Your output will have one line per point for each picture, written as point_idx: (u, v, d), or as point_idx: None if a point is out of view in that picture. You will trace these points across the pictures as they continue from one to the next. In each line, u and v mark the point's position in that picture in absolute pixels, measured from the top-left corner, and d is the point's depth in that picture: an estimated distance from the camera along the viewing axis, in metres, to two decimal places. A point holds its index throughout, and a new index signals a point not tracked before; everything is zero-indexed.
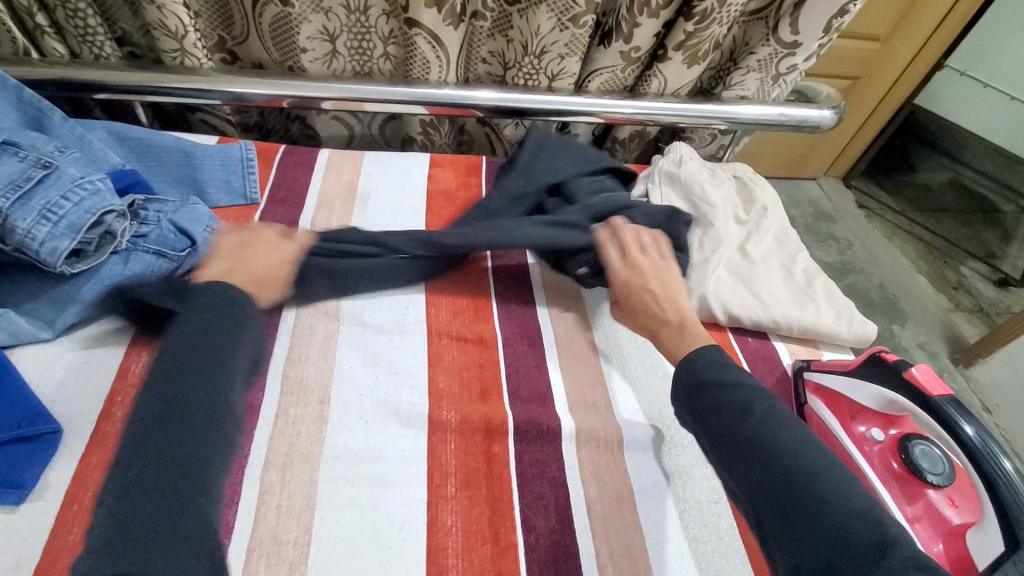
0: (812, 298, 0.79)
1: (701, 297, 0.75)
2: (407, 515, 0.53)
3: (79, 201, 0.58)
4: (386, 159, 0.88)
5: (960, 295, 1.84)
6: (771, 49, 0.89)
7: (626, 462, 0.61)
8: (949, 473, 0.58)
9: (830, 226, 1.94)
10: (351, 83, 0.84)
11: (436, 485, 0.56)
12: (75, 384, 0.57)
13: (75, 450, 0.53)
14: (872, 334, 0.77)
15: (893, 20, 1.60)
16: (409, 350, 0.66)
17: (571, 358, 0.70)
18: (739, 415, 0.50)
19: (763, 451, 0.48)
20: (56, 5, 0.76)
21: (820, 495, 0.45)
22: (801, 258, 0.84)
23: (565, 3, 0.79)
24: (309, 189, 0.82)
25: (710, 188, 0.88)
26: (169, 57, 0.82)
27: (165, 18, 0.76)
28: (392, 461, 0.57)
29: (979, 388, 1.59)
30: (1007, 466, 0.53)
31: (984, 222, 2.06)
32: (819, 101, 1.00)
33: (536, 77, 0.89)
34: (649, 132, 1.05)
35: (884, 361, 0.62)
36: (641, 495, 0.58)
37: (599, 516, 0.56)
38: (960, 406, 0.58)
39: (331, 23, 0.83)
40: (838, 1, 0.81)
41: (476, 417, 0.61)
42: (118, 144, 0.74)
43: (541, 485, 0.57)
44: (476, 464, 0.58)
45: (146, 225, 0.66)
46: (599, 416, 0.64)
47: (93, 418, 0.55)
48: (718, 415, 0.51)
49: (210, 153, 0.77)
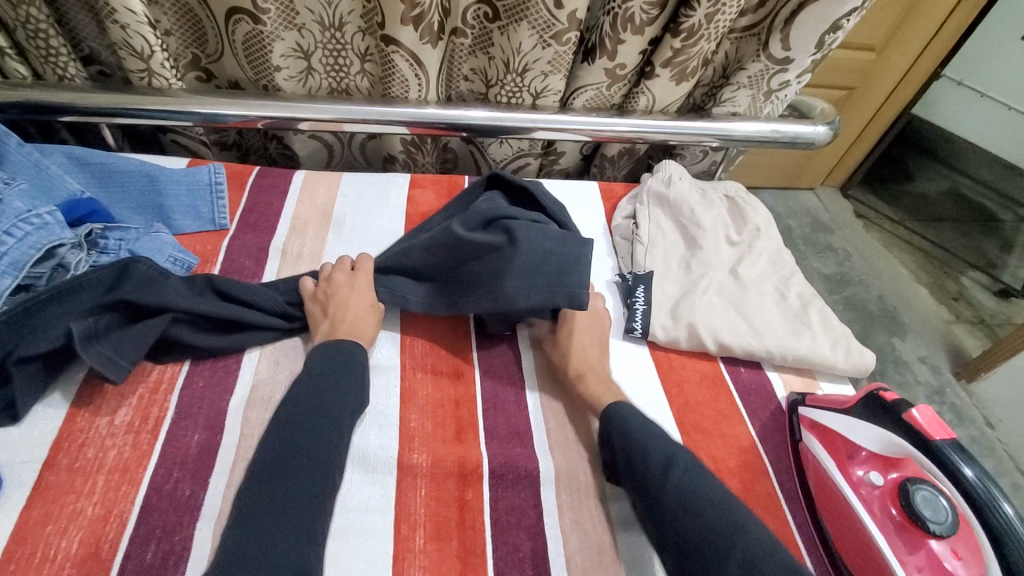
0: (807, 325, 0.75)
1: (690, 326, 0.72)
2: (370, 572, 0.49)
3: (24, 235, 0.55)
4: (370, 185, 0.85)
5: (961, 307, 1.80)
6: (761, 64, 0.86)
7: (610, 508, 0.57)
8: (952, 523, 0.53)
9: (828, 237, 1.91)
10: (327, 103, 0.81)
11: (404, 537, 0.52)
12: (19, 429, 0.54)
13: (13, 503, 0.49)
14: (871, 363, 0.74)
15: (888, 31, 1.58)
16: (382, 387, 0.63)
17: (553, 394, 0.66)
18: (663, 475, 0.52)
19: (692, 504, 0.49)
20: (17, 26, 0.73)
21: (740, 553, 0.45)
22: (795, 282, 0.81)
23: (546, 18, 0.76)
24: (281, 213, 0.78)
25: (700, 209, 0.85)
26: (136, 78, 0.79)
27: (130, 37, 0.73)
28: (358, 511, 0.53)
29: (983, 403, 1.54)
30: (1007, 509, 0.50)
31: (984, 232, 2.03)
32: (814, 117, 0.97)
33: (520, 95, 0.86)
34: (638, 149, 1.01)
35: (884, 401, 0.59)
36: (624, 545, 0.55)
37: (579, 569, 0.53)
38: (962, 449, 0.55)
39: (305, 40, 0.81)
40: (829, 17, 0.78)
41: (449, 460, 0.57)
42: (79, 170, 0.71)
43: (517, 536, 0.54)
44: (447, 513, 0.54)
45: (105, 255, 0.64)
46: (580, 457, 0.60)
47: (37, 467, 0.52)
48: (638, 476, 0.53)
49: (177, 178, 0.74)
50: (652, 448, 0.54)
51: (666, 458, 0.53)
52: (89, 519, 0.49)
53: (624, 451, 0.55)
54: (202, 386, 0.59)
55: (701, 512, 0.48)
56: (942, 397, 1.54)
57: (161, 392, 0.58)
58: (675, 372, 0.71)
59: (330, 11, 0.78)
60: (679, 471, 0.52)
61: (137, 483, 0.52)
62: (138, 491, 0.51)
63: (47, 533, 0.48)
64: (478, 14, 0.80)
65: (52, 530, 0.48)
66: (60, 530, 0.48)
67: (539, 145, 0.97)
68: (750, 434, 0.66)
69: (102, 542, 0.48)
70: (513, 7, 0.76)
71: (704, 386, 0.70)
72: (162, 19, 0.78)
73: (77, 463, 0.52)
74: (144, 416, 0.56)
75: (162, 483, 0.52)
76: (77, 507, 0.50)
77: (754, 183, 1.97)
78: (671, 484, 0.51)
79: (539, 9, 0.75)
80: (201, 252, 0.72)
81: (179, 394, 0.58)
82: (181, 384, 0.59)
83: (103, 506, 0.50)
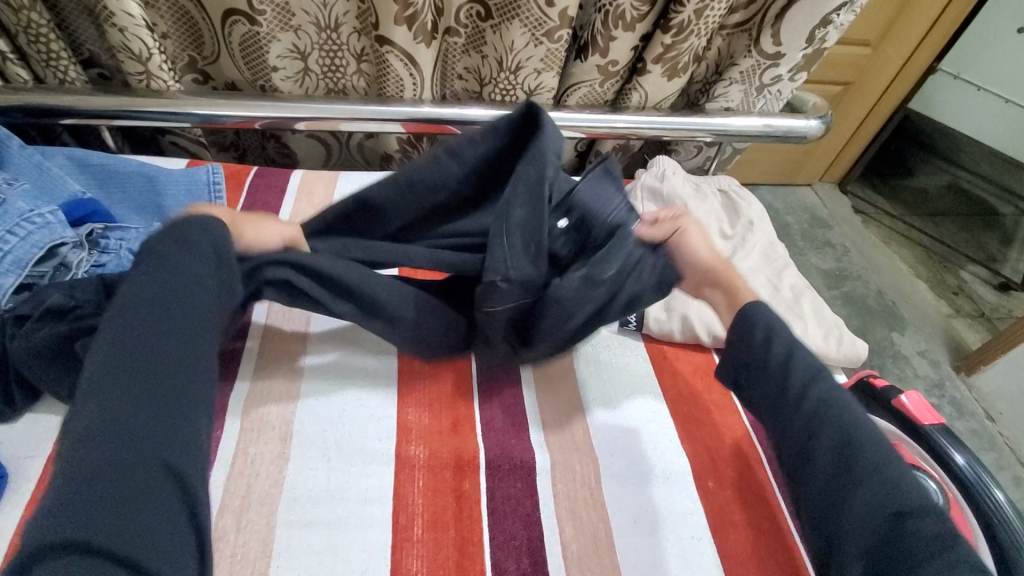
0: (800, 316, 0.76)
1: (683, 318, 0.73)
2: (369, 562, 0.50)
3: (26, 234, 0.56)
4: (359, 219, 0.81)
5: (960, 300, 1.80)
6: (753, 60, 0.86)
7: (605, 497, 0.58)
8: (942, 506, 0.53)
9: (826, 232, 1.91)
10: (323, 103, 0.82)
11: (402, 527, 0.53)
12: (23, 426, 0.55)
13: (18, 497, 0.50)
14: (864, 354, 0.74)
15: (881, 26, 1.58)
16: (379, 381, 0.63)
17: (549, 385, 0.67)
18: (799, 398, 0.54)
19: (826, 420, 0.53)
20: (18, 30, 0.74)
21: (879, 468, 0.50)
22: (789, 274, 0.82)
23: (538, 17, 0.77)
24: (279, 213, 0.79)
25: (694, 204, 0.86)
26: (135, 80, 0.80)
27: (128, 41, 0.75)
28: (356, 502, 0.54)
29: (982, 396, 1.55)
30: (999, 496, 0.52)
31: (982, 226, 2.03)
32: (807, 111, 0.97)
33: (513, 92, 0.87)
34: (633, 145, 1.02)
35: (872, 387, 0.60)
36: (619, 533, 0.55)
37: (574, 556, 0.53)
38: (950, 434, 0.56)
39: (301, 41, 0.81)
40: (819, 10, 0.79)
41: (445, 452, 0.58)
42: (79, 172, 0.72)
43: (513, 525, 0.55)
44: (444, 503, 0.55)
45: (106, 255, 0.64)
46: (576, 447, 0.61)
47: (41, 462, 0.53)
48: (775, 393, 0.56)
49: (176, 178, 0.75)
50: (794, 360, 0.56)
51: (810, 371, 0.55)
52: None
53: (762, 364, 0.57)
54: None
55: (832, 427, 0.52)
56: (942, 390, 1.54)
57: None
58: (669, 362, 0.72)
59: (326, 12, 0.79)
60: (820, 387, 0.54)
61: None
62: None
63: None
64: (471, 13, 0.81)
65: None
66: None
67: None
68: (745, 423, 0.67)
69: None
70: (505, 6, 0.77)
71: (698, 376, 0.71)
72: (159, 22, 0.79)
73: None
74: None
75: None
76: None
77: (751, 178, 1.98)
78: (810, 398, 0.54)
79: (530, 7, 0.76)
80: None
81: None
82: None
83: None
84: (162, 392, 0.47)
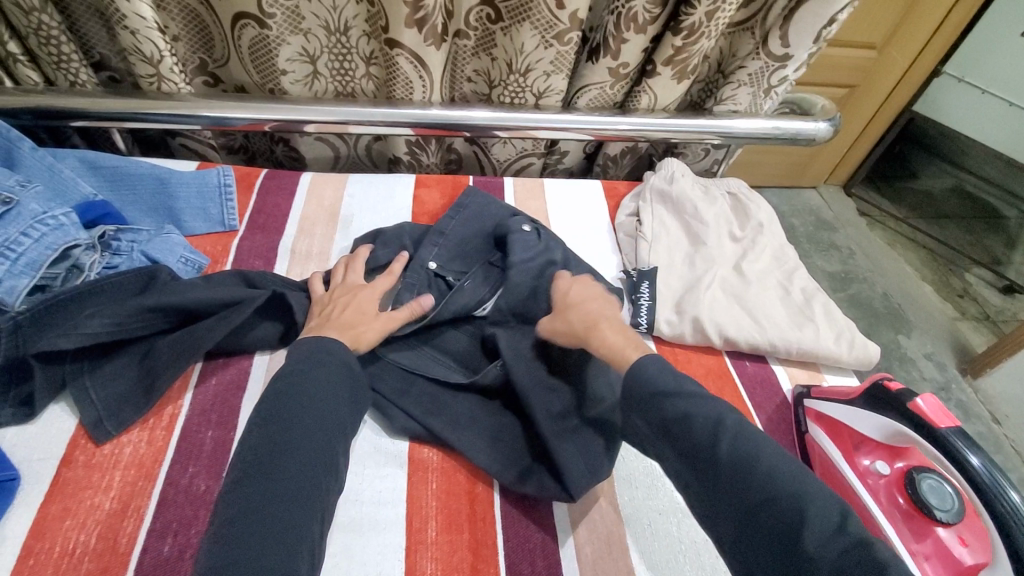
0: (811, 318, 0.76)
1: (695, 320, 0.72)
2: (384, 564, 0.50)
3: (40, 236, 0.56)
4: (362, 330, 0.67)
5: (966, 303, 1.80)
6: (762, 62, 0.86)
7: (618, 500, 0.57)
8: (959, 510, 0.54)
9: (831, 235, 1.91)
10: (333, 105, 0.82)
11: (416, 529, 0.53)
12: (37, 427, 0.55)
13: (32, 499, 0.50)
14: (875, 356, 0.74)
15: (887, 28, 1.58)
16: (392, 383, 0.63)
17: None
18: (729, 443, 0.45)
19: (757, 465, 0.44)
20: (29, 33, 0.74)
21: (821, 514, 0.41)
22: (799, 276, 0.81)
23: (548, 19, 0.77)
24: (289, 214, 0.79)
25: (703, 206, 0.86)
26: (146, 83, 0.80)
27: (140, 43, 0.75)
28: (370, 504, 0.54)
29: (989, 399, 1.54)
30: (1013, 497, 0.51)
31: (987, 229, 2.03)
32: (814, 114, 0.97)
33: (522, 95, 0.87)
34: (641, 147, 1.02)
35: (885, 391, 0.60)
36: (634, 536, 0.55)
37: (588, 559, 0.53)
38: (967, 436, 0.55)
39: (311, 44, 0.82)
40: (828, 11, 0.78)
41: (459, 454, 0.58)
42: (91, 173, 0.72)
43: (527, 528, 0.54)
44: (458, 505, 0.55)
45: (118, 256, 0.65)
46: None
47: (55, 463, 0.53)
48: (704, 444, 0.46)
49: (187, 180, 0.75)
50: (693, 417, 0.47)
51: (715, 420, 0.46)
52: (107, 513, 0.50)
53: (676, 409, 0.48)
54: (215, 384, 0.60)
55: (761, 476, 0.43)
56: (948, 393, 1.54)
57: (175, 390, 0.59)
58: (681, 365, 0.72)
59: (335, 15, 0.79)
60: (730, 436, 0.45)
61: (153, 479, 0.52)
62: (154, 486, 0.52)
63: (65, 527, 0.49)
64: (481, 15, 0.81)
65: (71, 524, 0.49)
66: (80, 524, 0.49)
67: (542, 144, 0.98)
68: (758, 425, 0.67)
69: (119, 537, 0.49)
70: (516, 9, 0.77)
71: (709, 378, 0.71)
72: (170, 25, 0.80)
73: (94, 460, 0.53)
74: (158, 413, 0.57)
75: (177, 477, 0.53)
76: (95, 501, 0.51)
77: (755, 181, 1.98)
78: (725, 457, 0.45)
79: (541, 10, 0.76)
80: (212, 253, 0.73)
81: (193, 393, 0.59)
82: (194, 382, 0.60)
83: (120, 501, 0.51)
84: (287, 497, 0.43)
